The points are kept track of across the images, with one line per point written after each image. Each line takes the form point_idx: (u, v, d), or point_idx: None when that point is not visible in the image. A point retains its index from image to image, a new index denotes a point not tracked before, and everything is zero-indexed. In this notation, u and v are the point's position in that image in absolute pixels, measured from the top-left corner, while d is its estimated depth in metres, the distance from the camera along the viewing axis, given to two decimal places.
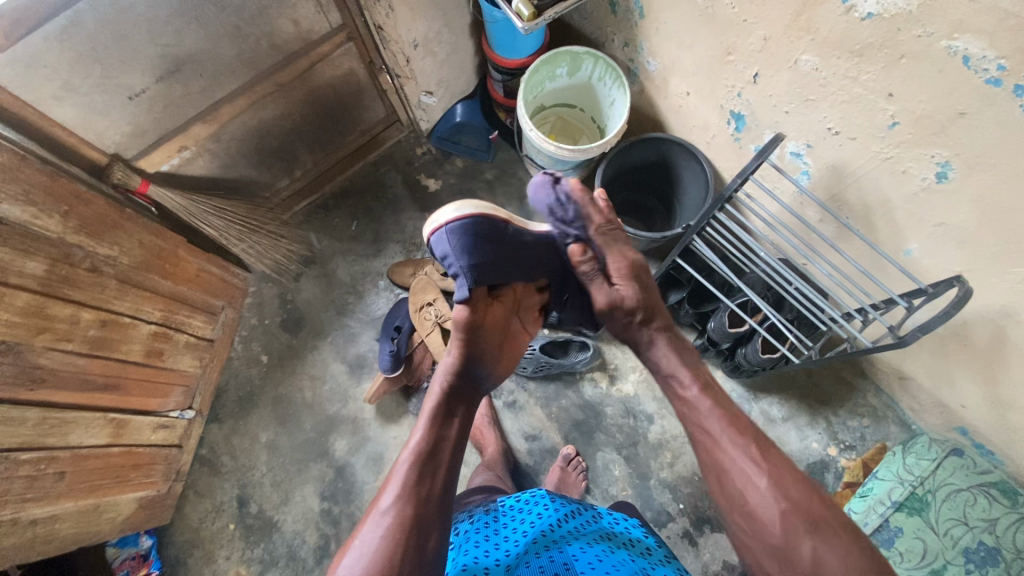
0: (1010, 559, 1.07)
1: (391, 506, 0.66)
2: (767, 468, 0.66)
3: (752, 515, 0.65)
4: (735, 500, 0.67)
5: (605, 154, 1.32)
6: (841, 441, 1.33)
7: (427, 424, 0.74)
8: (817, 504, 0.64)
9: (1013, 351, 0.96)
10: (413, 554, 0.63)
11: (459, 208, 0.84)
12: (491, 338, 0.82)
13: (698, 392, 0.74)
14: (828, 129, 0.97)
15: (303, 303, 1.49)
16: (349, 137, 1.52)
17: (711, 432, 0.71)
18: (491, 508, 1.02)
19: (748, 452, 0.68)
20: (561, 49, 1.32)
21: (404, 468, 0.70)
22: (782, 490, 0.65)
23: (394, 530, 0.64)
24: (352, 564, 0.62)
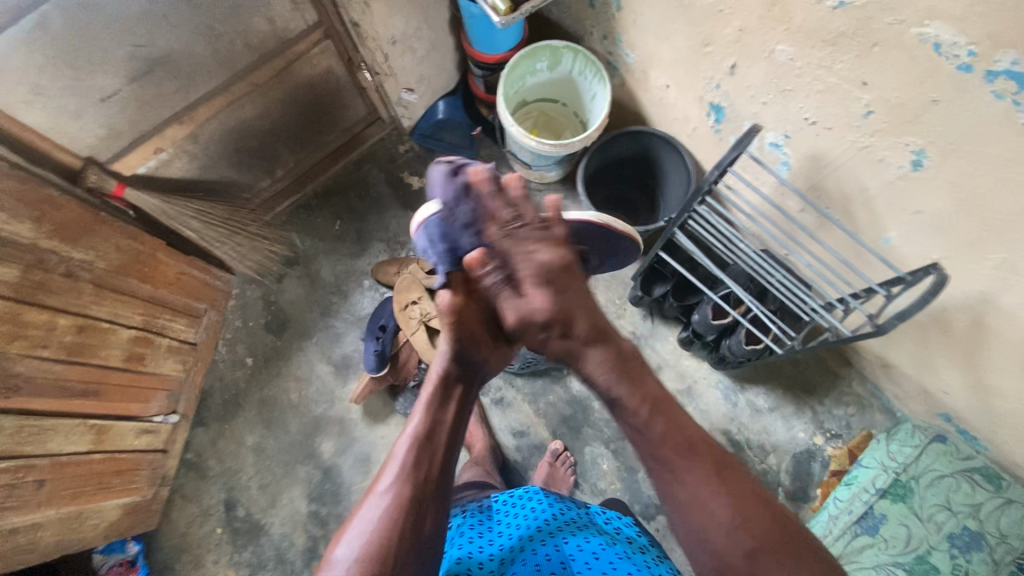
0: (993, 543, 1.08)
1: (389, 489, 0.65)
2: (727, 497, 0.63)
3: (715, 551, 0.62)
4: (696, 535, 0.64)
5: (586, 148, 1.33)
6: (827, 430, 1.34)
7: (424, 408, 0.73)
8: (777, 530, 0.62)
9: (991, 336, 0.96)
10: (411, 537, 0.62)
11: (437, 202, 0.86)
12: (481, 322, 0.78)
13: (648, 416, 0.68)
14: (806, 119, 0.97)
15: (287, 305, 1.48)
16: (331, 136, 1.51)
17: (674, 464, 0.66)
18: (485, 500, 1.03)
19: (710, 485, 0.64)
20: (541, 43, 1.31)
21: (402, 452, 0.68)
22: (748, 520, 0.62)
23: (392, 511, 0.63)
24: (349, 547, 0.61)
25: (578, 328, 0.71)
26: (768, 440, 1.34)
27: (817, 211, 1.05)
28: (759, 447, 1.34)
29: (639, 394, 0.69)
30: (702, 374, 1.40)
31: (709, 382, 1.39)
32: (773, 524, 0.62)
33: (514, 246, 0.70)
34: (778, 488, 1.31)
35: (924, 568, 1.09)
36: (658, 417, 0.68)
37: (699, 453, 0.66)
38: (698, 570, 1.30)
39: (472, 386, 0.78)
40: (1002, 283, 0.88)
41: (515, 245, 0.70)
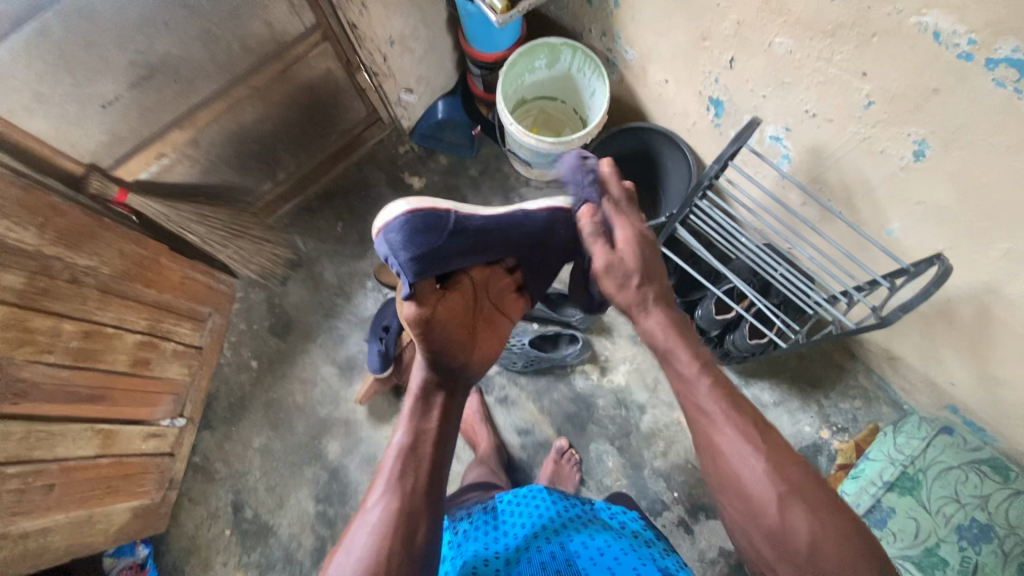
0: (1003, 535, 1.05)
1: (378, 503, 0.65)
2: (764, 450, 0.65)
3: (747, 497, 0.64)
4: (732, 485, 0.65)
5: (586, 145, 1.32)
6: (834, 423, 1.34)
7: (408, 420, 0.73)
8: (813, 488, 0.62)
9: (997, 327, 0.96)
10: (404, 548, 0.62)
11: (391, 212, 0.88)
12: (450, 326, 0.83)
13: (697, 371, 0.73)
14: (806, 112, 0.96)
15: (291, 307, 1.49)
16: (331, 138, 1.51)
17: (715, 416, 0.69)
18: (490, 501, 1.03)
19: (747, 438, 0.66)
20: (539, 41, 1.31)
21: (389, 463, 0.69)
22: (782, 475, 0.63)
23: (382, 525, 0.63)
24: (341, 566, 0.60)
25: (651, 290, 0.80)
26: None
27: (819, 203, 1.05)
28: None
29: (692, 353, 0.75)
30: None
31: None
32: (808, 483, 0.62)
33: (616, 211, 0.84)
34: None
35: (933, 561, 1.07)
36: (706, 374, 0.72)
37: (739, 410, 0.69)
38: (705, 566, 1.30)
39: (454, 391, 0.79)
40: (1007, 273, 0.87)
41: (623, 212, 0.83)
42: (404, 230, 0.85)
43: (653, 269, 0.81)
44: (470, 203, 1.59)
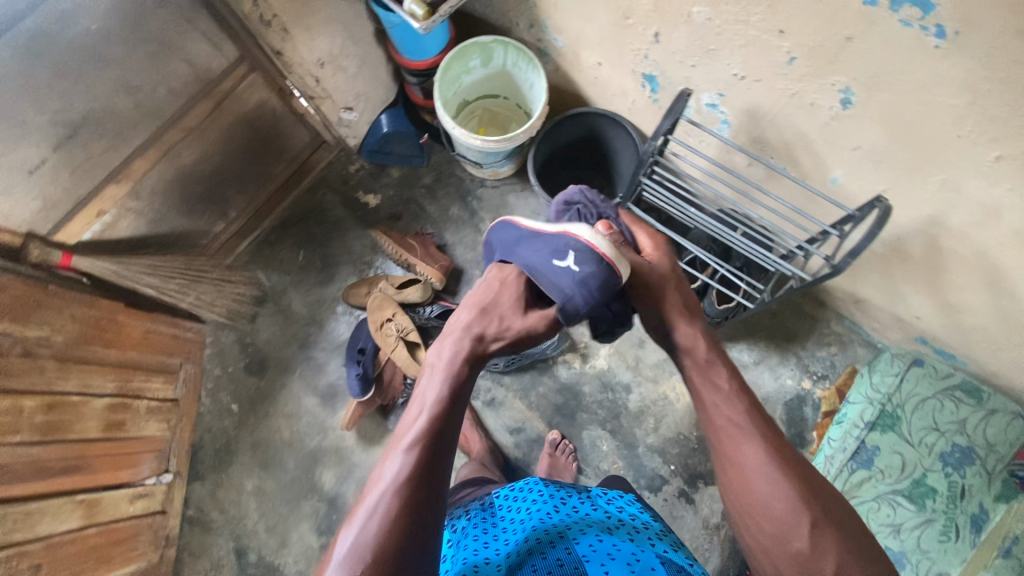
0: (983, 455, 1.08)
1: (392, 490, 0.65)
2: (797, 476, 0.69)
3: (776, 518, 0.67)
4: (760, 504, 0.68)
5: (533, 139, 1.33)
6: (813, 373, 1.37)
7: (430, 413, 0.73)
8: (846, 516, 0.67)
9: (948, 256, 0.99)
10: (410, 536, 0.63)
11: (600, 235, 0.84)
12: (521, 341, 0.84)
13: (732, 389, 0.77)
14: (735, 75, 0.98)
15: (263, 344, 1.46)
16: (277, 167, 1.49)
17: (750, 434, 0.72)
18: (485, 500, 1.03)
19: (777, 464, 0.69)
20: (469, 41, 1.30)
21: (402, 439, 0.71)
22: (815, 500, 0.67)
23: (394, 514, 0.63)
24: (350, 543, 0.62)
25: (674, 300, 0.86)
26: (758, 393, 1.37)
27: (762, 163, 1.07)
28: None
29: (726, 373, 0.79)
30: None
31: None
32: (842, 511, 0.67)
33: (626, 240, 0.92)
34: None
35: (922, 491, 1.08)
36: (740, 396, 0.77)
37: (770, 431, 0.74)
38: (712, 532, 1.31)
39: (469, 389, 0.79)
40: (946, 203, 0.90)
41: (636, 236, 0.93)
42: (586, 257, 0.81)
43: (678, 278, 0.89)
44: (429, 211, 1.56)
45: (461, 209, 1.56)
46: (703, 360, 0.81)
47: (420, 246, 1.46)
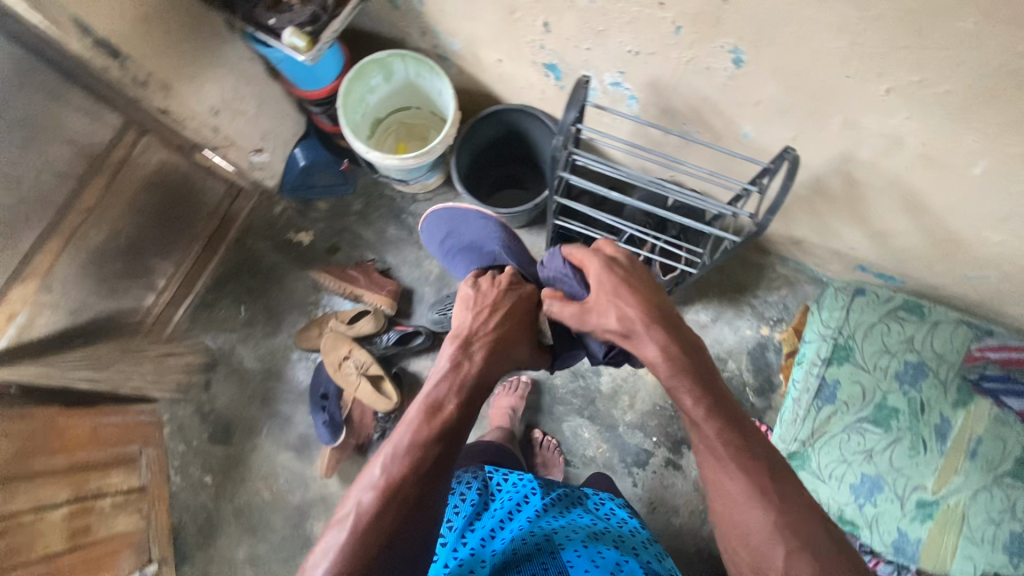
0: (935, 367, 1.12)
1: (408, 451, 0.69)
2: (775, 502, 0.65)
3: (751, 545, 0.64)
4: (737, 529, 0.66)
5: (451, 147, 1.30)
6: (769, 319, 1.40)
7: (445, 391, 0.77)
8: (830, 542, 0.62)
9: (865, 189, 1.02)
10: (417, 497, 0.66)
11: None
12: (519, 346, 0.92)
13: (703, 415, 0.71)
14: (629, 52, 0.97)
15: (224, 409, 1.41)
16: (197, 225, 1.42)
17: (723, 458, 0.68)
18: (481, 474, 0.99)
19: (753, 492, 0.65)
20: (365, 61, 1.26)
21: (414, 418, 0.73)
22: (799, 532, 0.63)
23: (407, 474, 0.67)
24: (367, 490, 0.65)
25: (632, 316, 0.80)
26: (722, 349, 1.40)
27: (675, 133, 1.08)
28: (716, 359, 1.40)
29: (699, 395, 0.73)
30: None
31: None
32: (826, 540, 0.62)
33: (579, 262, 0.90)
34: (745, 387, 1.38)
35: (886, 413, 1.11)
36: (712, 419, 0.71)
37: (749, 450, 0.69)
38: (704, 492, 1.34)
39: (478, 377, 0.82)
40: (851, 140, 0.92)
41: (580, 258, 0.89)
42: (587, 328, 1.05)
43: (631, 295, 0.82)
44: (366, 237, 1.51)
45: (398, 228, 1.51)
46: (668, 384, 0.75)
47: (362, 275, 1.42)
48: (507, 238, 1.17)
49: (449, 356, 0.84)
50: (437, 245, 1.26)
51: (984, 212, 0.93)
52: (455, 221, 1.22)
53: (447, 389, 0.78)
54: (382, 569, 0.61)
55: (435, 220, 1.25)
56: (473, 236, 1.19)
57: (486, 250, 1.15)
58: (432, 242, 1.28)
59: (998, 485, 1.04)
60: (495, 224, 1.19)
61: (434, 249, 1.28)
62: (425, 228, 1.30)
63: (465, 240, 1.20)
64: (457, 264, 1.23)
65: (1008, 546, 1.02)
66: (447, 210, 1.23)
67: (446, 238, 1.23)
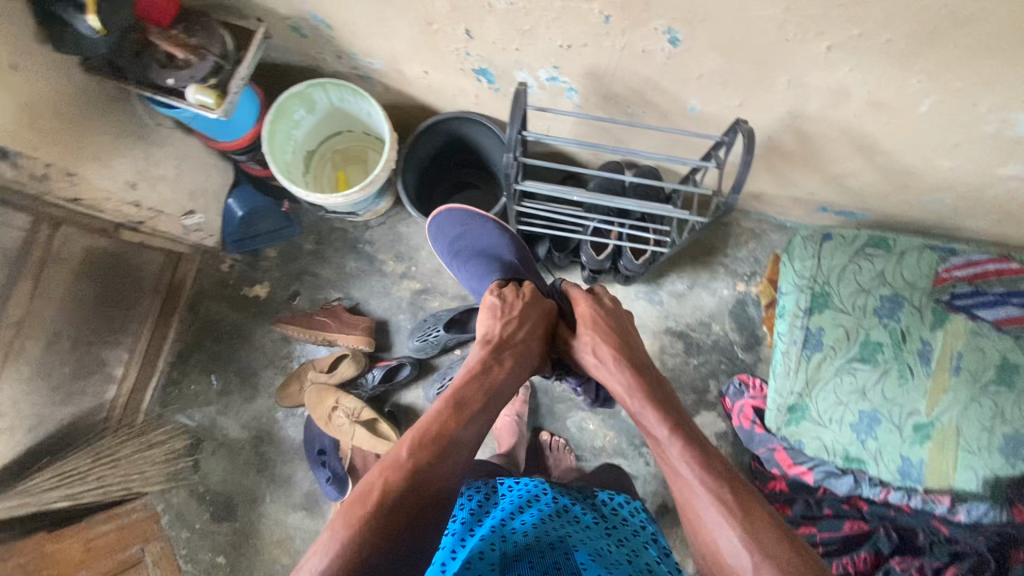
0: (908, 295, 1.15)
1: (429, 437, 0.73)
2: (740, 515, 0.67)
3: (720, 559, 0.68)
4: (707, 544, 0.70)
5: (396, 172, 1.23)
6: (742, 274, 1.42)
7: (469, 388, 0.81)
8: (789, 551, 0.64)
9: (817, 139, 1.02)
10: (433, 483, 0.70)
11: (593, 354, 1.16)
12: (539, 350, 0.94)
13: (668, 432, 0.77)
14: (560, 47, 0.92)
15: (220, 485, 1.34)
16: (143, 304, 1.32)
17: (687, 474, 0.73)
18: (490, 482, 0.96)
19: (715, 505, 0.69)
20: (282, 97, 1.17)
21: (441, 410, 0.77)
22: (764, 545, 0.65)
23: (428, 457, 0.71)
24: (391, 467, 0.69)
25: (602, 350, 0.91)
26: (704, 314, 1.41)
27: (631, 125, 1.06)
28: (700, 324, 1.40)
29: (660, 416, 0.80)
30: (621, 293, 1.42)
31: (630, 299, 1.41)
32: (787, 552, 0.64)
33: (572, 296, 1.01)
34: (733, 346, 1.39)
35: (871, 349, 1.14)
36: (676, 436, 0.76)
37: (713, 464, 0.73)
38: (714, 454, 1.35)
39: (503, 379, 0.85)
40: (798, 97, 0.91)
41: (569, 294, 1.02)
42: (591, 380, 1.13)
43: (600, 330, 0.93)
44: (325, 276, 1.43)
45: (357, 259, 1.44)
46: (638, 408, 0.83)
47: (330, 318, 1.34)
48: (526, 256, 1.19)
49: (481, 359, 0.87)
50: (444, 246, 1.23)
51: (932, 144, 0.94)
52: (474, 228, 1.19)
53: (473, 390, 0.81)
54: (391, 548, 0.64)
55: (452, 223, 1.21)
56: (493, 247, 1.18)
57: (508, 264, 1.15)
58: (440, 240, 1.24)
59: (985, 394, 1.10)
60: (518, 240, 1.19)
61: (442, 249, 1.23)
62: (434, 227, 1.23)
63: (484, 249, 1.18)
64: (465, 269, 1.20)
65: (1002, 449, 1.09)
66: (469, 212, 1.20)
67: (456, 241, 1.21)
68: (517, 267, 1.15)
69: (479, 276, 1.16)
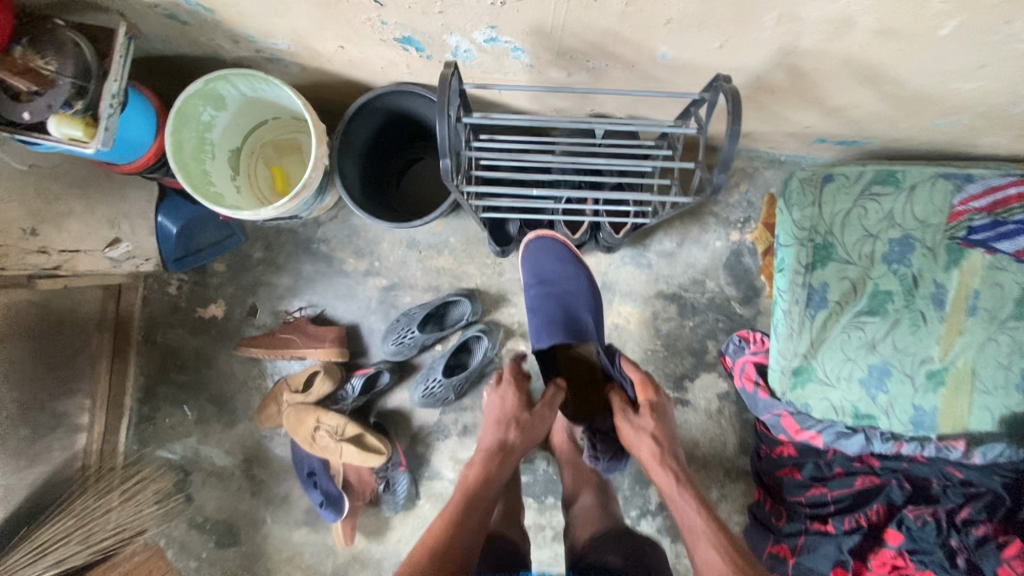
0: (920, 236, 1.03)
1: (438, 544, 0.82)
2: None
3: None
4: None
5: (332, 167, 1.06)
6: (736, 222, 1.29)
7: (468, 494, 0.89)
8: None
9: (813, 74, 0.86)
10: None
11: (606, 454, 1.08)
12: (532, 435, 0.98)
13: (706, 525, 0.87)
14: (493, 4, 0.74)
15: (218, 513, 1.31)
16: (90, 345, 1.22)
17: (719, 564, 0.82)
18: None
19: None
20: (179, 99, 0.98)
21: (446, 519, 0.86)
22: None
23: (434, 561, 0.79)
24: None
25: (661, 437, 0.96)
26: (697, 271, 1.30)
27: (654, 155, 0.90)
28: (694, 283, 1.30)
29: (699, 509, 0.89)
30: (606, 261, 1.30)
31: (616, 266, 1.29)
32: None
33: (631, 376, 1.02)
34: (730, 302, 1.29)
35: (880, 300, 1.04)
36: (720, 531, 0.86)
37: (741, 558, 0.83)
38: (719, 416, 1.29)
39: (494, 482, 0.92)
40: (790, 33, 0.74)
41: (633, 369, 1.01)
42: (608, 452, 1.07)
43: (652, 419, 0.98)
44: (283, 285, 1.31)
45: (314, 262, 1.30)
46: (678, 497, 0.92)
47: (295, 334, 1.24)
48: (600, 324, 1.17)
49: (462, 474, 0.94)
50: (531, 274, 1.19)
51: (954, 65, 0.79)
52: (568, 271, 1.17)
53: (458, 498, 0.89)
54: None
55: (551, 255, 1.16)
56: (575, 301, 1.16)
57: (583, 329, 1.13)
58: (529, 265, 1.19)
59: (1004, 331, 1.03)
60: (597, 305, 1.18)
61: (526, 272, 1.18)
62: (531, 249, 1.17)
63: (565, 298, 1.16)
64: (537, 305, 1.17)
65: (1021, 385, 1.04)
66: (571, 254, 1.17)
67: (542, 276, 1.17)
68: (587, 334, 1.13)
69: (548, 323, 1.14)
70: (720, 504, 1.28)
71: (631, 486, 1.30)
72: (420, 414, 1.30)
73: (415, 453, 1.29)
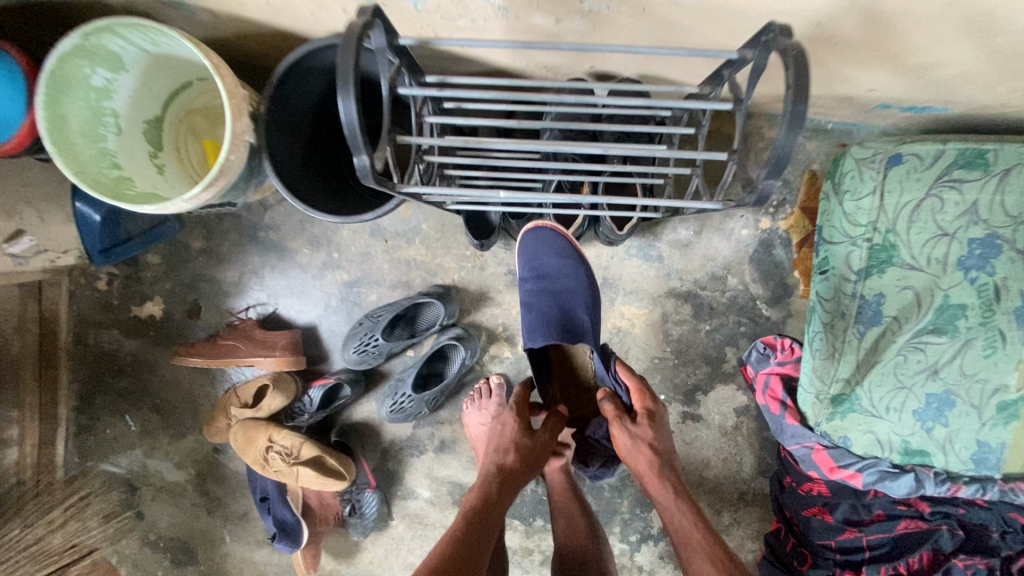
0: (1011, 235, 0.80)
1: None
2: None
3: None
4: None
5: (258, 144, 0.83)
6: (768, 206, 1.06)
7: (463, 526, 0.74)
8: None
9: (897, 20, 0.61)
10: None
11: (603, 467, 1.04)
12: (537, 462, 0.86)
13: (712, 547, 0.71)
14: None
15: (172, 530, 1.18)
16: (7, 352, 1.06)
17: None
18: None
19: None
20: (52, 60, 0.76)
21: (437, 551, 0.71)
22: None
23: None
24: None
25: (659, 448, 0.82)
26: (718, 265, 1.08)
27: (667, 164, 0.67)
28: (712, 280, 1.08)
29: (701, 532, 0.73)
30: (607, 253, 1.09)
31: (619, 259, 1.08)
32: None
33: (623, 382, 0.88)
34: (756, 302, 1.09)
35: (949, 315, 0.83)
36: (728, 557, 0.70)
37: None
38: (735, 434, 1.12)
39: (494, 509, 0.78)
40: None
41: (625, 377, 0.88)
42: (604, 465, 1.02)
43: (650, 427, 0.83)
44: (228, 279, 1.12)
45: (262, 253, 1.11)
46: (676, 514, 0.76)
47: (240, 340, 1.06)
48: (597, 324, 0.98)
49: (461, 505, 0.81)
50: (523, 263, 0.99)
51: None
52: (571, 265, 0.97)
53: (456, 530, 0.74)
54: None
55: (550, 248, 0.96)
56: (574, 300, 0.96)
57: (578, 327, 0.94)
58: (523, 252, 0.99)
59: None
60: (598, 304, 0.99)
61: (521, 265, 0.98)
62: (528, 241, 0.97)
63: (562, 296, 0.97)
64: (531, 302, 0.97)
65: None
66: (572, 247, 0.97)
67: (535, 268, 0.97)
68: (582, 334, 0.94)
69: (540, 320, 0.95)
70: (730, 530, 1.12)
71: (631, 508, 1.15)
72: (391, 428, 1.14)
73: (386, 470, 1.14)
